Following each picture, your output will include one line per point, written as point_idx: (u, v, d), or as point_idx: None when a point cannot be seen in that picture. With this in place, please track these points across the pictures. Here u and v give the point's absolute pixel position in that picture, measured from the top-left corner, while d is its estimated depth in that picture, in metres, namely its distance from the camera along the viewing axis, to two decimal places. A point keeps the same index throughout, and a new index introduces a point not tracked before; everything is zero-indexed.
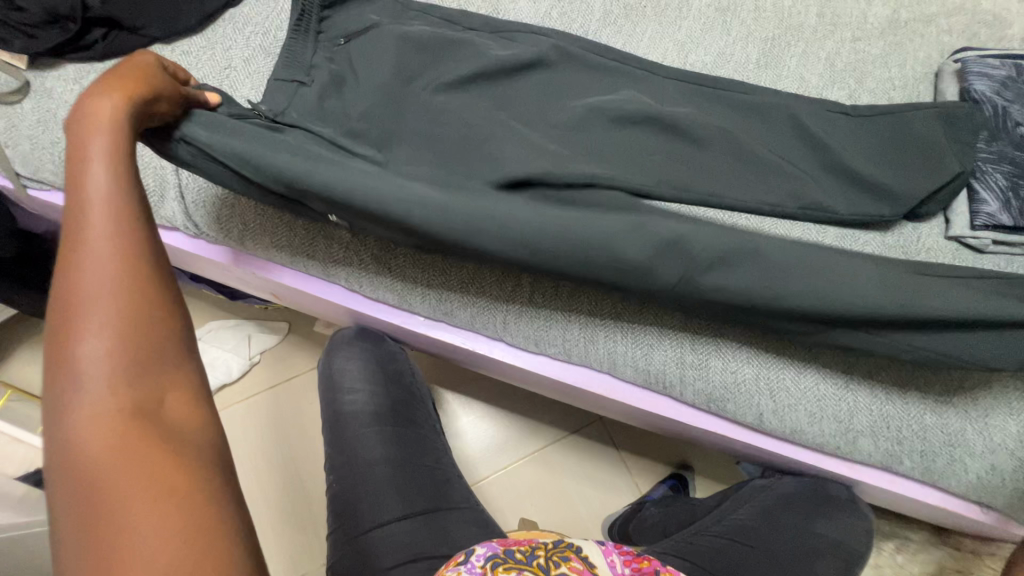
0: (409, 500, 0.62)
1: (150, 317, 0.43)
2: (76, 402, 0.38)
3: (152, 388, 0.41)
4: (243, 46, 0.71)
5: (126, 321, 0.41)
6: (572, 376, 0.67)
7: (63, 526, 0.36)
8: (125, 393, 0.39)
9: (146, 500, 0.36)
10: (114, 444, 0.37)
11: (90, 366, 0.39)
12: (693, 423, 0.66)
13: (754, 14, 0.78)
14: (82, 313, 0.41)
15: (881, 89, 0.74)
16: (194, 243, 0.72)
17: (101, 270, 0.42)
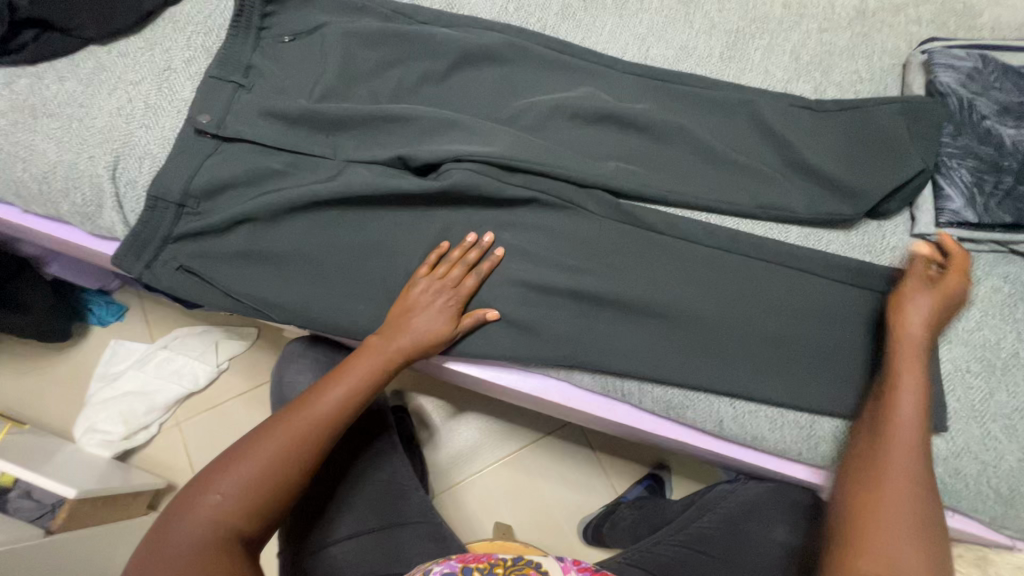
0: (361, 515, 0.60)
1: (291, 473, 0.48)
2: (208, 502, 0.45)
3: (256, 514, 0.46)
4: (183, 46, 0.68)
5: (280, 447, 0.48)
6: (529, 386, 0.63)
7: None
8: (240, 522, 0.45)
9: None
10: (210, 555, 0.43)
11: (233, 477, 0.47)
12: (656, 432, 0.63)
13: (718, 6, 0.75)
14: (261, 432, 0.49)
15: (847, 82, 0.72)
16: (110, 246, 0.66)
17: (333, 408, 0.52)
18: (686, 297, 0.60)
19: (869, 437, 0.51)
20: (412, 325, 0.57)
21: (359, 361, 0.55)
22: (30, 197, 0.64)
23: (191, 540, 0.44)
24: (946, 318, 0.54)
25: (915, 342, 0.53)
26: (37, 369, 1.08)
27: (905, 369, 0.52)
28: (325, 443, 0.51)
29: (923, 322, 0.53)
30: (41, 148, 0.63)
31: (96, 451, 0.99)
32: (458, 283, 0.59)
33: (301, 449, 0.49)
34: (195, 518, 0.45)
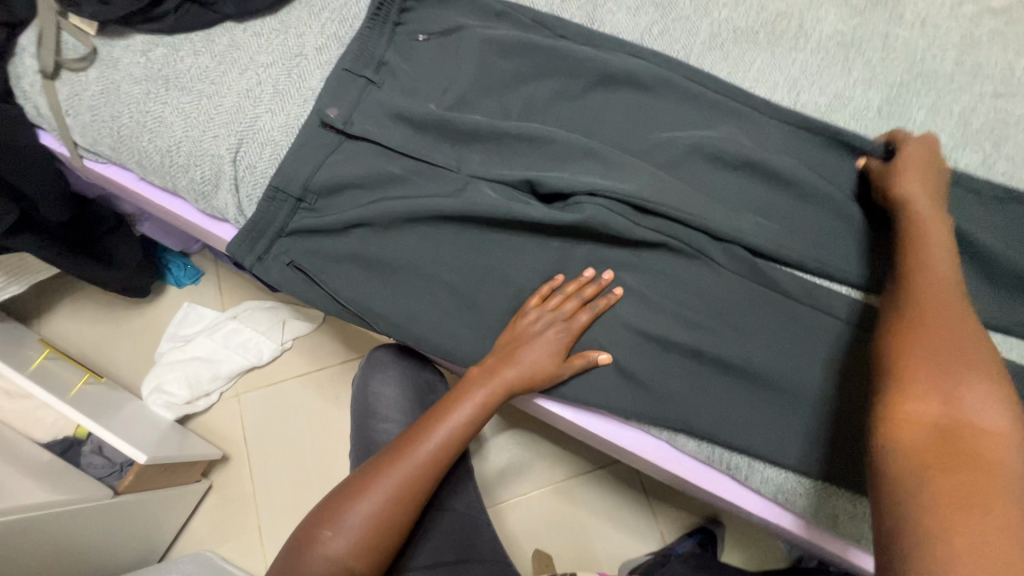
0: (438, 548, 0.58)
1: (394, 518, 0.49)
2: (325, 542, 0.48)
3: (366, 555, 0.48)
4: (317, 33, 0.66)
5: (385, 491, 0.50)
6: (624, 440, 0.59)
7: None
8: (352, 560, 0.48)
9: None
10: None
11: (345, 517, 0.49)
12: (755, 512, 0.58)
13: (881, 54, 0.68)
14: (369, 474, 0.51)
15: (1022, 157, 0.64)
16: (218, 226, 0.65)
17: (431, 452, 0.52)
18: (817, 376, 0.55)
19: (894, 332, 0.42)
20: (516, 363, 0.54)
21: (460, 403, 0.54)
22: (151, 168, 0.63)
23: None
24: (934, 192, 0.53)
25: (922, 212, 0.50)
26: (113, 320, 1.11)
27: (932, 265, 0.46)
28: (427, 486, 0.51)
29: (922, 201, 0.51)
30: (168, 121, 0.62)
31: (159, 412, 1.00)
32: (568, 318, 0.55)
33: (405, 494, 0.50)
34: (315, 555, 0.48)
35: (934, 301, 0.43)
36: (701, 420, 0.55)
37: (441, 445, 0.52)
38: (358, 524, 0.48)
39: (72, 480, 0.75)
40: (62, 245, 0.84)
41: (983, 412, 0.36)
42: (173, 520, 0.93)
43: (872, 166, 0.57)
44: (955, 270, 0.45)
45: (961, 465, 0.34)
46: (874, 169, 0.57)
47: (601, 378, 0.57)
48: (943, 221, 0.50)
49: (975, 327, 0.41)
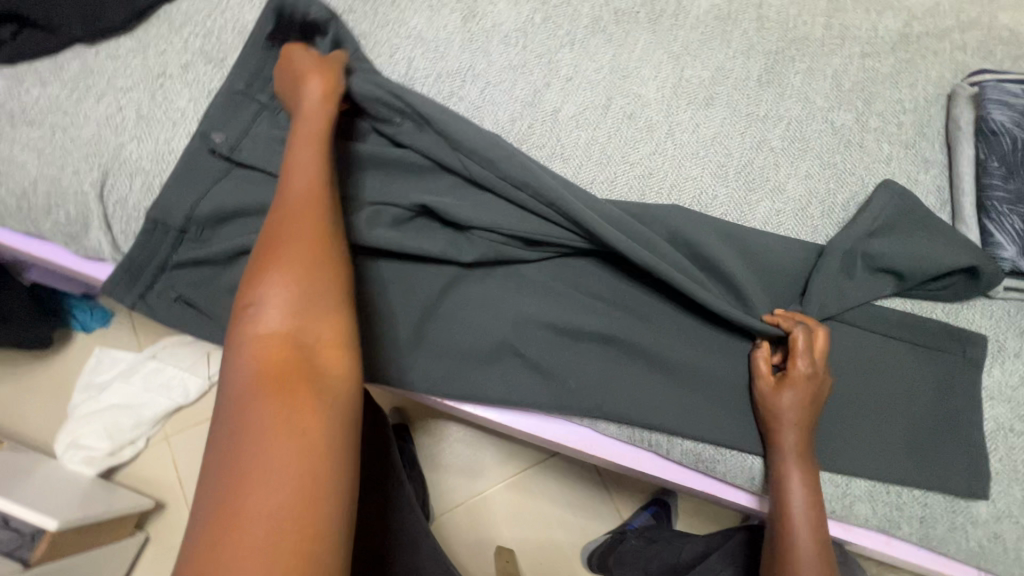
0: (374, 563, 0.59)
1: (314, 257, 0.42)
2: (240, 361, 0.38)
3: (310, 322, 0.40)
4: (179, 50, 0.62)
5: (300, 238, 0.43)
6: (550, 433, 0.59)
7: (214, 452, 0.35)
8: (286, 317, 0.39)
9: (274, 425, 0.35)
10: (268, 379, 0.37)
11: (263, 319, 0.39)
12: (682, 483, 0.60)
13: (756, 24, 0.71)
14: (276, 252, 0.42)
15: (890, 112, 0.68)
16: (96, 266, 0.60)
17: (297, 180, 0.46)
18: (716, 345, 0.57)
19: (775, 540, 0.51)
20: (305, 162, 0.47)
21: (285, 222, 0.43)
22: (8, 213, 0.58)
23: (249, 406, 0.36)
24: (815, 399, 0.52)
25: (802, 380, 0.52)
26: (15, 377, 1.02)
27: (794, 492, 0.51)
28: (323, 318, 0.41)
29: (798, 429, 0.51)
30: (20, 160, 0.57)
31: (78, 469, 0.93)
32: (313, 80, 0.52)
33: (289, 347, 0.38)
34: (238, 360, 0.38)
35: (797, 519, 0.50)
36: (616, 402, 0.55)
37: (311, 163, 0.47)
38: (261, 427, 0.35)
39: None
40: None
41: None
42: None
43: (760, 347, 0.55)
44: (813, 491, 0.51)
45: None
46: (760, 353, 0.55)
47: (516, 376, 0.57)
48: (809, 461, 0.52)
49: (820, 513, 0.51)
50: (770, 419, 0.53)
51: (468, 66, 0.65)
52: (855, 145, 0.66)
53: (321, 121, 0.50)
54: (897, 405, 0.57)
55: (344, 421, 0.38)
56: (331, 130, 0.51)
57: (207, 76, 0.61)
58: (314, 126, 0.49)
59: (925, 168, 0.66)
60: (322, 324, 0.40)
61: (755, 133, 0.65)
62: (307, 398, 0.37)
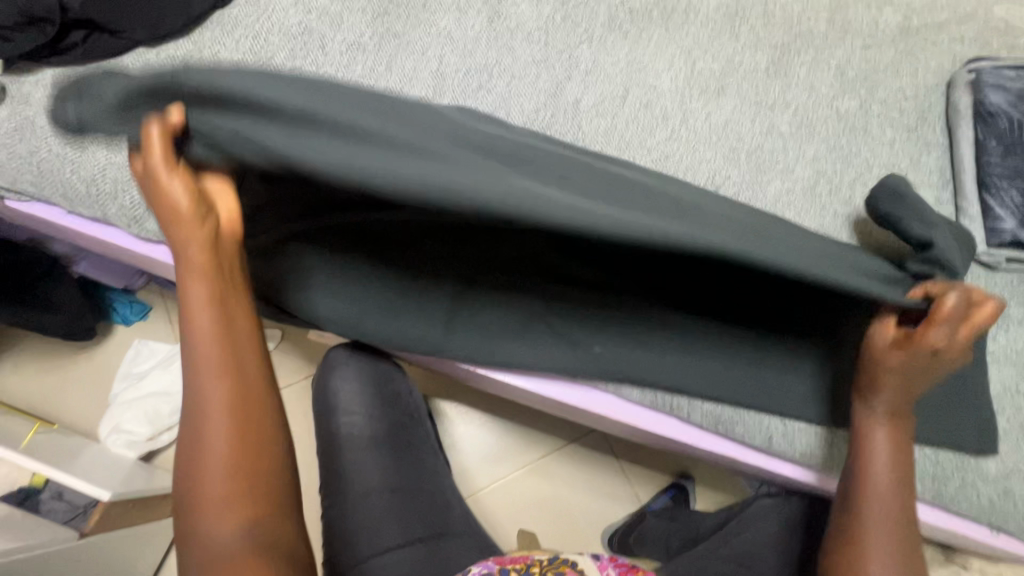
0: (408, 525, 0.61)
1: (229, 361, 0.49)
2: (191, 448, 0.48)
3: (244, 417, 0.48)
4: (232, 50, 0.67)
5: (211, 350, 0.48)
6: (576, 398, 0.63)
7: (188, 523, 0.46)
8: (215, 415, 0.47)
9: (230, 503, 0.46)
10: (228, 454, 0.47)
11: (200, 408, 0.48)
12: (701, 446, 0.64)
13: (763, 20, 0.75)
14: (195, 362, 0.49)
15: (893, 99, 0.72)
16: (156, 248, 0.66)
17: (193, 293, 0.49)
18: (742, 314, 0.59)
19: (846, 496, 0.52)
20: (195, 299, 0.49)
21: (192, 321, 0.49)
22: (78, 199, 0.63)
23: (205, 488, 0.46)
24: (925, 377, 0.49)
25: (928, 350, 0.47)
26: (59, 368, 1.08)
27: (875, 477, 0.51)
28: (250, 398, 0.49)
29: (887, 413, 0.51)
30: (90, 150, 0.63)
31: (121, 452, 0.98)
32: (160, 195, 0.46)
33: (238, 437, 0.48)
34: (193, 450, 0.48)
35: (878, 479, 0.51)
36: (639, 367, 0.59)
37: (201, 283, 0.49)
38: (217, 503, 0.46)
39: (35, 527, 0.73)
40: None
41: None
42: (150, 556, 0.91)
43: (883, 320, 0.50)
44: (899, 454, 0.51)
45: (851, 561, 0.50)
46: (884, 318, 0.50)
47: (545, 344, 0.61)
48: (904, 424, 0.51)
49: (909, 488, 0.51)
50: (869, 379, 0.51)
51: (494, 62, 0.70)
52: (860, 130, 0.70)
53: (201, 217, 0.48)
54: None
55: (282, 484, 0.49)
56: (211, 228, 0.49)
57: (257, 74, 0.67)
58: (188, 224, 0.47)
59: (928, 150, 0.69)
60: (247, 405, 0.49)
61: (764, 120, 0.70)
62: (244, 478, 0.47)
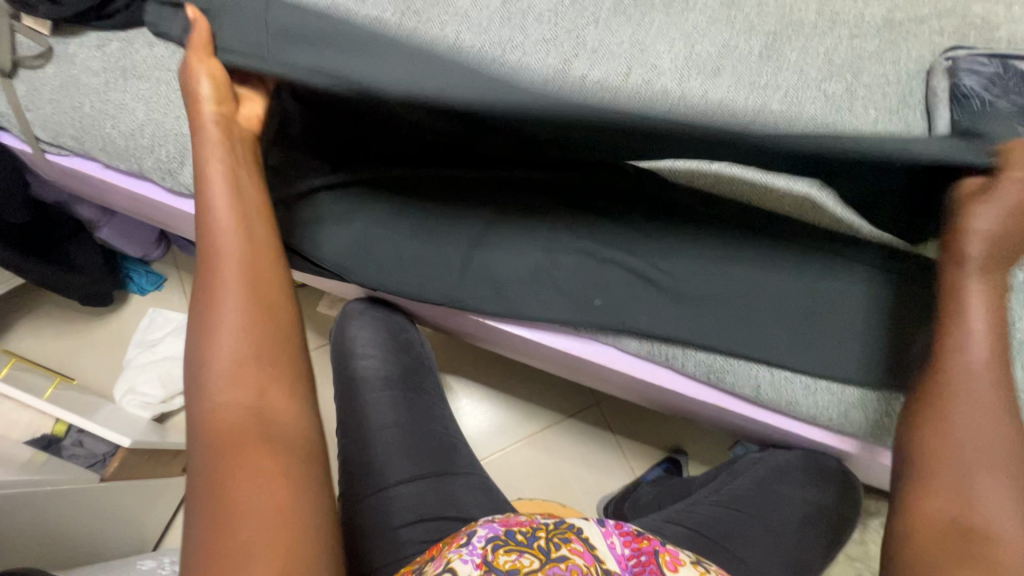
0: (418, 463, 0.64)
1: (243, 236, 0.51)
2: (203, 315, 0.48)
3: (258, 294, 0.49)
4: None
5: (227, 226, 0.51)
6: (578, 349, 0.68)
7: (194, 394, 0.46)
8: (228, 282, 0.49)
9: (236, 366, 0.46)
10: (241, 320, 0.47)
11: (218, 278, 0.49)
12: (694, 396, 0.68)
13: (757, 9, 0.81)
14: (209, 241, 0.51)
15: (876, 84, 0.77)
16: (186, 202, 0.70)
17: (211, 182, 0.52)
18: (732, 270, 0.64)
19: (934, 408, 0.48)
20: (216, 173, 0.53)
21: (211, 230, 0.51)
22: (115, 152, 0.68)
23: (217, 350, 0.46)
24: (1014, 229, 0.47)
25: (989, 255, 0.47)
26: (76, 333, 1.11)
27: (966, 298, 0.48)
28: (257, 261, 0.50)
29: (988, 288, 0.48)
30: (129, 107, 0.67)
31: (135, 412, 1.02)
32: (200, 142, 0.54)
33: (249, 308, 0.48)
34: (204, 317, 0.48)
35: (968, 395, 0.46)
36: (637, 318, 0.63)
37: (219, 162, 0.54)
38: (224, 363, 0.46)
39: (56, 470, 0.76)
40: (20, 249, 0.86)
41: (992, 503, 0.43)
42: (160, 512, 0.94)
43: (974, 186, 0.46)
44: (996, 364, 0.47)
45: (934, 474, 0.46)
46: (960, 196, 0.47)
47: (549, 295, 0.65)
48: (1002, 314, 0.48)
49: (1000, 332, 0.47)
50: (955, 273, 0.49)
51: (507, 39, 0.75)
52: (846, 111, 0.75)
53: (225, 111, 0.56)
54: None
55: (290, 357, 0.49)
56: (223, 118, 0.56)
57: None
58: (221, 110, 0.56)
59: (908, 131, 0.74)
60: (259, 282, 0.50)
61: (757, 99, 0.75)
62: (252, 343, 0.47)
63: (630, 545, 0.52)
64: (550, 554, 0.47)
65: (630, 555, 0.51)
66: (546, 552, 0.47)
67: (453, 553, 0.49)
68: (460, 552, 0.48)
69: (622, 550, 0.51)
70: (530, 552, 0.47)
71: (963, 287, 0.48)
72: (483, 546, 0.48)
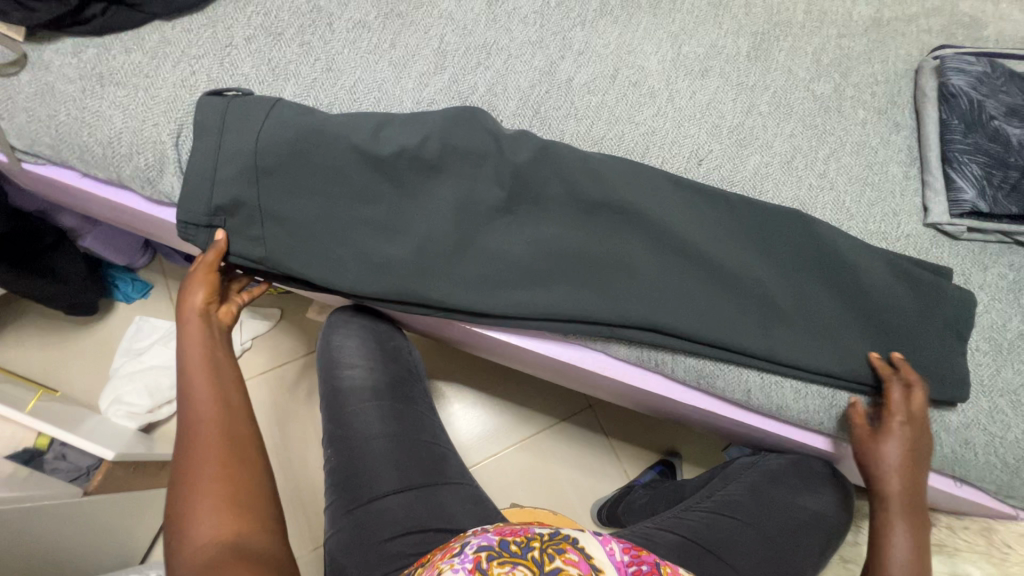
0: (406, 473, 0.63)
1: (218, 389, 0.55)
2: (181, 471, 0.50)
3: (234, 437, 0.53)
4: (244, 26, 0.71)
5: (205, 379, 0.56)
6: (567, 355, 0.67)
7: (176, 556, 0.46)
8: (203, 432, 0.52)
9: (211, 512, 0.47)
10: (217, 463, 0.50)
11: (196, 431, 0.52)
12: (684, 401, 0.68)
13: (744, 9, 0.80)
14: (187, 399, 0.55)
15: (865, 83, 0.76)
16: (168, 211, 0.69)
17: (195, 331, 0.59)
18: (722, 273, 0.64)
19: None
20: (196, 329, 0.59)
21: (192, 372, 0.56)
22: (93, 161, 0.66)
23: (196, 503, 0.48)
24: (912, 462, 0.58)
25: (900, 443, 0.58)
26: (61, 343, 1.10)
27: (893, 533, 0.57)
28: (231, 403, 0.55)
29: (894, 476, 0.58)
30: (106, 114, 0.66)
31: (121, 422, 1.00)
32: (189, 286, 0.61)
33: (226, 451, 0.51)
34: (180, 473, 0.50)
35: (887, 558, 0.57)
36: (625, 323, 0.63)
37: (195, 367, 0.56)
38: (206, 510, 0.47)
39: (38, 484, 0.75)
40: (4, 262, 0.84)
41: None
42: (148, 524, 0.92)
43: (853, 415, 0.61)
44: (912, 527, 0.57)
45: None
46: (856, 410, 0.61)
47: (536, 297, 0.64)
48: (908, 503, 0.58)
49: (925, 551, 0.56)
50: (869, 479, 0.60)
51: (492, 42, 0.74)
52: (834, 111, 0.74)
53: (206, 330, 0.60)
54: (880, 325, 0.63)
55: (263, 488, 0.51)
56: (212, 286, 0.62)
57: (267, 48, 0.71)
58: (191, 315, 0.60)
59: (897, 131, 0.74)
60: (234, 427, 0.53)
61: (745, 100, 0.74)
62: (231, 483, 0.49)
63: (629, 553, 0.51)
64: (544, 565, 0.46)
65: (629, 561, 0.50)
66: (540, 563, 0.46)
67: (446, 561, 0.48)
68: (453, 562, 0.47)
69: (621, 557, 0.50)
70: (524, 562, 0.46)
71: (889, 530, 0.57)
72: (476, 554, 0.48)
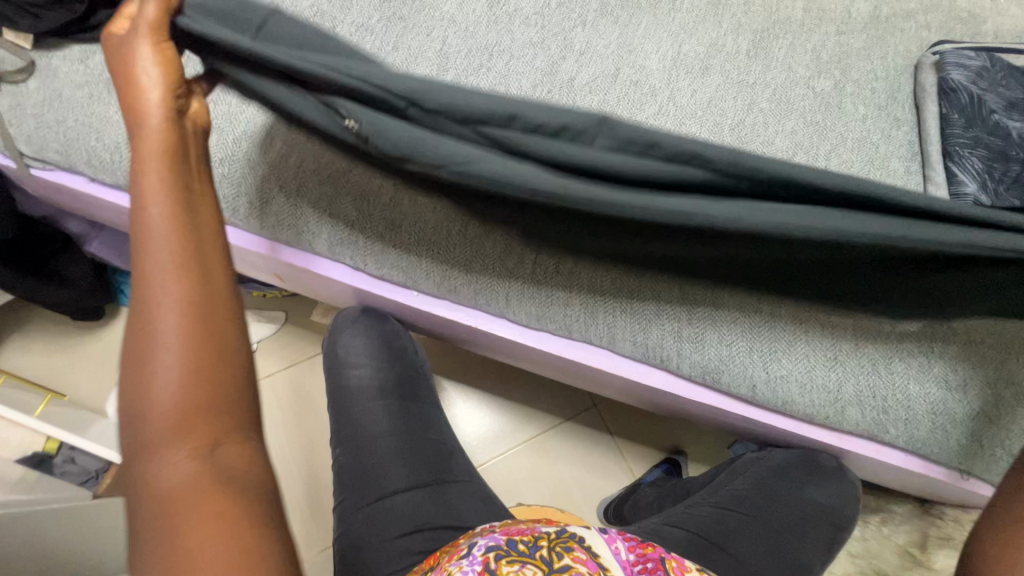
0: (413, 471, 0.64)
1: (182, 269, 0.42)
2: (144, 388, 0.39)
3: (209, 349, 0.40)
4: None
5: (166, 251, 0.42)
6: (572, 352, 0.68)
7: (146, 503, 0.38)
8: (168, 341, 0.40)
9: (183, 459, 0.38)
10: (187, 390, 0.39)
11: (161, 336, 0.40)
12: (688, 397, 0.68)
13: (744, 7, 0.81)
14: (145, 276, 0.41)
15: (865, 79, 0.77)
16: None
17: (149, 176, 0.44)
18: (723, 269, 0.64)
19: None
20: (153, 177, 0.44)
21: (148, 243, 0.42)
22: (100, 165, 0.67)
23: (166, 443, 0.38)
24: None
25: None
26: (68, 348, 1.10)
27: None
28: (204, 289, 0.42)
29: None
30: (114, 119, 0.66)
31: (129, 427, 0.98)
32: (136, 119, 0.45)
33: (199, 374, 0.39)
34: (145, 385, 0.39)
35: None
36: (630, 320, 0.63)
37: (155, 231, 0.42)
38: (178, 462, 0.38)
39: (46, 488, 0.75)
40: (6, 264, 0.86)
41: None
42: None
43: None
44: None
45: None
46: None
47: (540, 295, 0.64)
48: None
49: None
50: None
51: (494, 43, 0.75)
52: (835, 107, 0.75)
53: (166, 172, 0.45)
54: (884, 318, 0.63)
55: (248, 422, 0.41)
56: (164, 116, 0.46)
57: None
58: (144, 150, 0.45)
59: (897, 126, 0.74)
60: (207, 336, 0.41)
61: (746, 97, 0.75)
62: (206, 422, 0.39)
63: (635, 552, 0.52)
64: (553, 563, 0.47)
65: (635, 560, 0.51)
66: (549, 562, 0.47)
67: (454, 565, 0.48)
68: (462, 564, 0.48)
69: (627, 556, 0.51)
70: (532, 562, 0.47)
71: None
72: (484, 555, 0.48)
